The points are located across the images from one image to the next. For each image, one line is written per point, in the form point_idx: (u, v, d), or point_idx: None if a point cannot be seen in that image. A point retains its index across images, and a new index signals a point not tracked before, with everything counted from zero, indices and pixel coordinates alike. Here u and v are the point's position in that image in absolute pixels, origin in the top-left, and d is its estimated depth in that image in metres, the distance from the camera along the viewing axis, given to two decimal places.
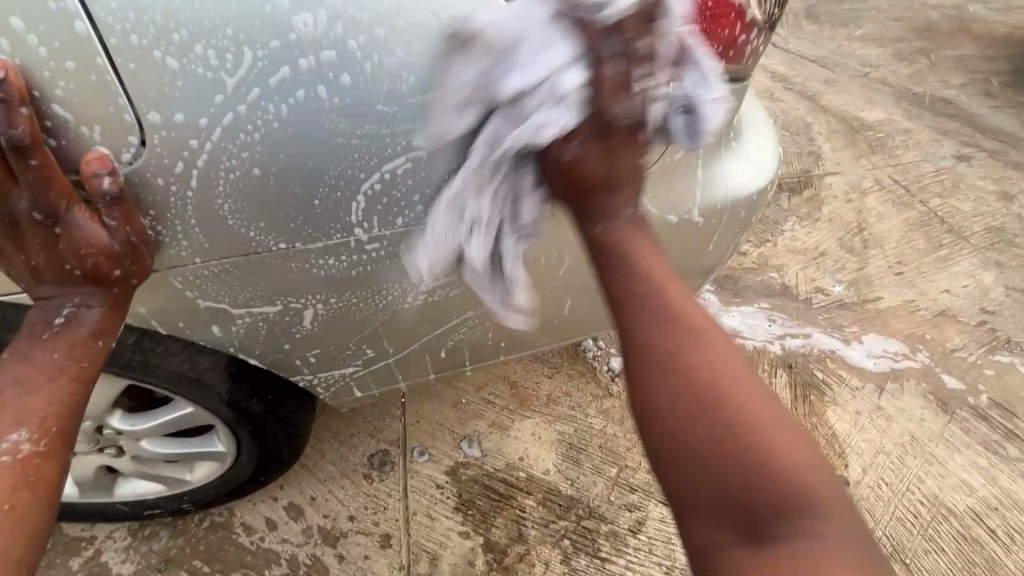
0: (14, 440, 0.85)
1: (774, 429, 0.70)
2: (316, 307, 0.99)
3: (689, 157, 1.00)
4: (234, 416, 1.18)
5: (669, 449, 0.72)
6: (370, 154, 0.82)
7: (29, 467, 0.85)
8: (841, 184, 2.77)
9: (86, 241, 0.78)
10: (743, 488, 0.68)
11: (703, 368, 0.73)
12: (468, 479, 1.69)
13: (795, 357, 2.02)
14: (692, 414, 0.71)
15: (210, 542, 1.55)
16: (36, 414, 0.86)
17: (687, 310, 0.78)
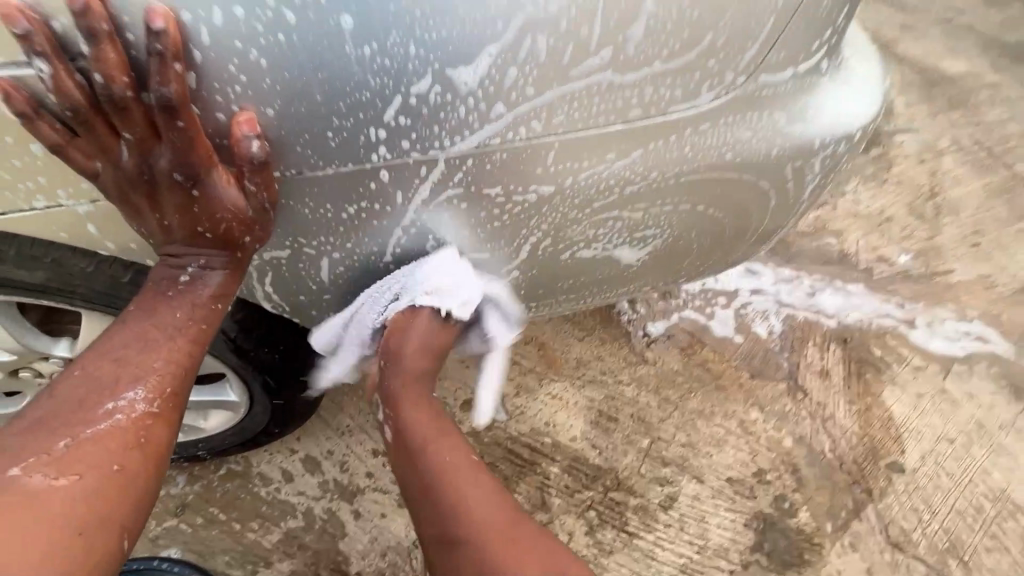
0: (134, 397, 0.76)
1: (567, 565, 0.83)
2: (333, 254, 0.82)
3: (787, 81, 0.80)
4: (246, 366, 1.09)
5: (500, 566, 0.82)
6: (402, 79, 0.66)
7: (147, 431, 0.76)
8: (913, 144, 2.49)
9: (222, 207, 0.71)
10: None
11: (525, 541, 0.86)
12: (491, 442, 1.60)
13: (851, 332, 1.84)
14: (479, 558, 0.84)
15: (226, 491, 1.51)
16: (155, 373, 0.78)
17: (422, 427, 0.99)
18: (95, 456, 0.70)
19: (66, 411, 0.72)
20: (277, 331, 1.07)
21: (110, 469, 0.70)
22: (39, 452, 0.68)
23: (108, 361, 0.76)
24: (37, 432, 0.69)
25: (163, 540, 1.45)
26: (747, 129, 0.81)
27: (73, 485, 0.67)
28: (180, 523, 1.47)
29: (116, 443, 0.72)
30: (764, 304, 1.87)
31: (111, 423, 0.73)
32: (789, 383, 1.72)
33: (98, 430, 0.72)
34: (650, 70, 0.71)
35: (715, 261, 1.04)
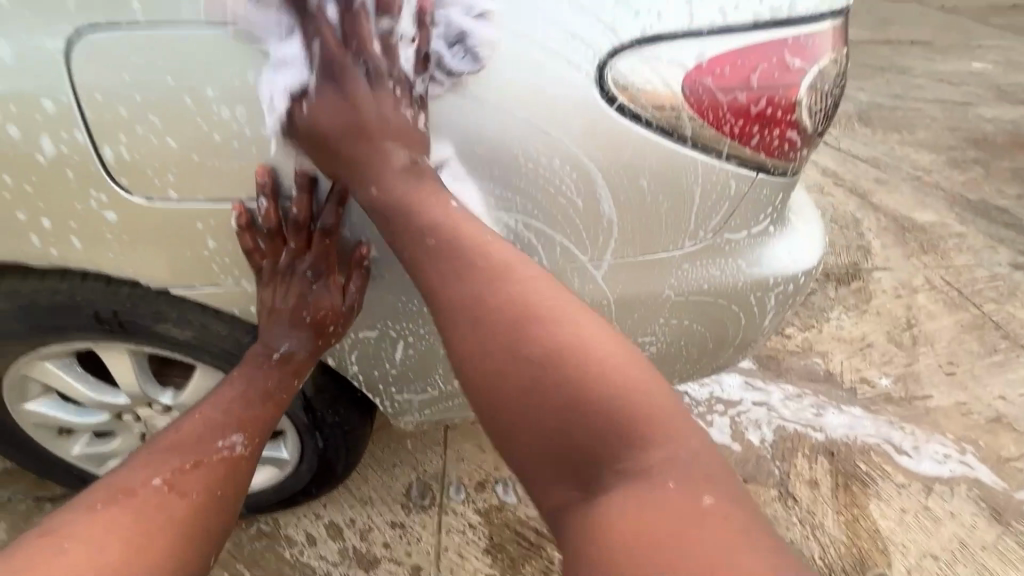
0: (231, 442, 1.02)
1: (622, 373, 0.74)
2: (408, 338, 1.07)
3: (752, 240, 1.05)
4: (310, 423, 1.31)
5: (527, 420, 0.75)
6: (424, 212, 0.85)
7: (233, 469, 1.01)
8: (890, 280, 2.80)
9: (325, 302, 0.99)
10: (583, 451, 0.72)
11: (557, 346, 0.76)
12: (501, 524, 1.72)
13: (838, 446, 2.00)
14: (523, 405, 0.75)
15: (253, 549, 1.64)
16: (251, 427, 1.05)
17: (534, 285, 0.81)
18: (204, 480, 0.96)
19: (179, 447, 0.98)
20: (341, 397, 1.29)
21: (213, 493, 0.95)
22: (162, 472, 0.93)
23: (216, 414, 1.04)
24: (160, 460, 0.95)
25: None
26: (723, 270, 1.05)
27: (182, 502, 0.90)
28: None
29: (216, 473, 0.98)
30: (756, 414, 2.06)
31: (216, 457, 1.00)
32: (780, 489, 1.86)
33: (207, 460, 0.98)
34: (656, 232, 0.96)
35: (702, 363, 1.27)
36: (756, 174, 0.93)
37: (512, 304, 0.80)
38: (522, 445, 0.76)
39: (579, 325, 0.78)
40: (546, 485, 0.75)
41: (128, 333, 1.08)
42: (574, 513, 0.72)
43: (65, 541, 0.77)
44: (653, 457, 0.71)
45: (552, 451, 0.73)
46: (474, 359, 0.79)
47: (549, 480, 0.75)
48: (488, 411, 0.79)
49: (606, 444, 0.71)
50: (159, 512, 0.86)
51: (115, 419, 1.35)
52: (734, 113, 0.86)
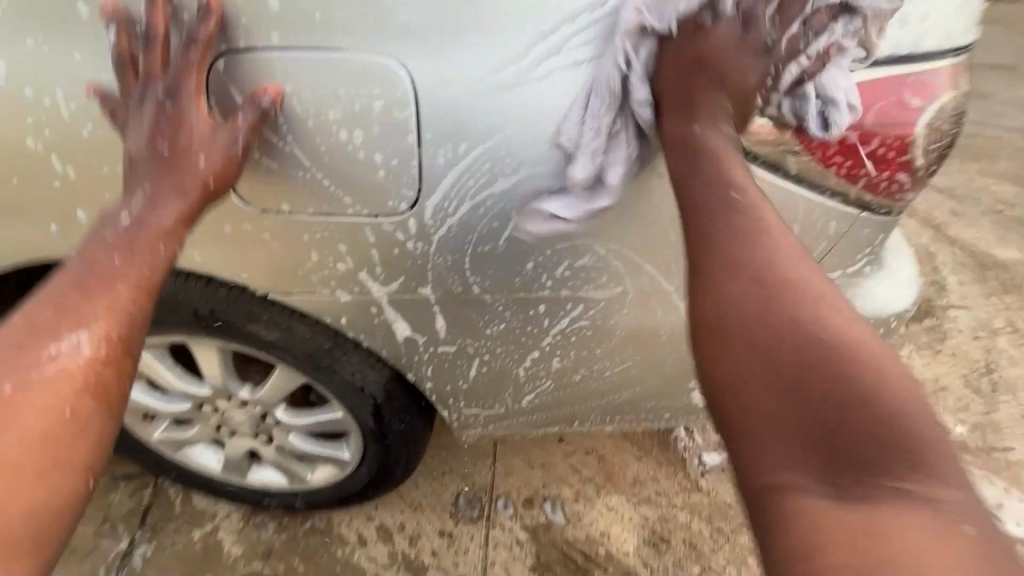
0: (77, 341, 0.75)
1: (882, 358, 0.64)
2: (484, 356, 1.08)
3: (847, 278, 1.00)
4: (376, 428, 1.34)
5: (781, 375, 0.65)
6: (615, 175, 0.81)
7: (106, 361, 0.77)
8: (967, 320, 2.63)
9: (196, 133, 0.77)
10: (831, 431, 0.61)
11: (819, 306, 0.68)
12: (548, 542, 1.72)
13: None
14: (773, 360, 0.66)
15: (307, 544, 1.68)
16: (95, 318, 0.76)
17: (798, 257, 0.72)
18: (38, 403, 0.72)
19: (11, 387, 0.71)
20: (407, 404, 1.32)
21: (58, 414, 0.73)
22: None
23: (76, 290, 0.77)
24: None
25: None
26: None
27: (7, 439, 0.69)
28: (265, 567, 1.63)
29: (61, 389, 0.74)
30: None
31: (54, 367, 0.74)
32: None
33: (41, 374, 0.73)
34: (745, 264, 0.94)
35: None
36: (857, 213, 0.90)
37: (773, 249, 0.72)
38: (760, 412, 0.65)
39: (821, 287, 0.70)
40: (771, 459, 0.63)
41: (220, 330, 1.14)
42: (799, 502, 0.60)
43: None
44: (924, 450, 0.59)
45: (795, 417, 0.63)
46: (699, 307, 0.73)
47: (776, 461, 0.63)
48: (724, 363, 0.69)
49: (874, 424, 0.60)
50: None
51: (195, 409, 1.42)
52: (846, 147, 0.83)
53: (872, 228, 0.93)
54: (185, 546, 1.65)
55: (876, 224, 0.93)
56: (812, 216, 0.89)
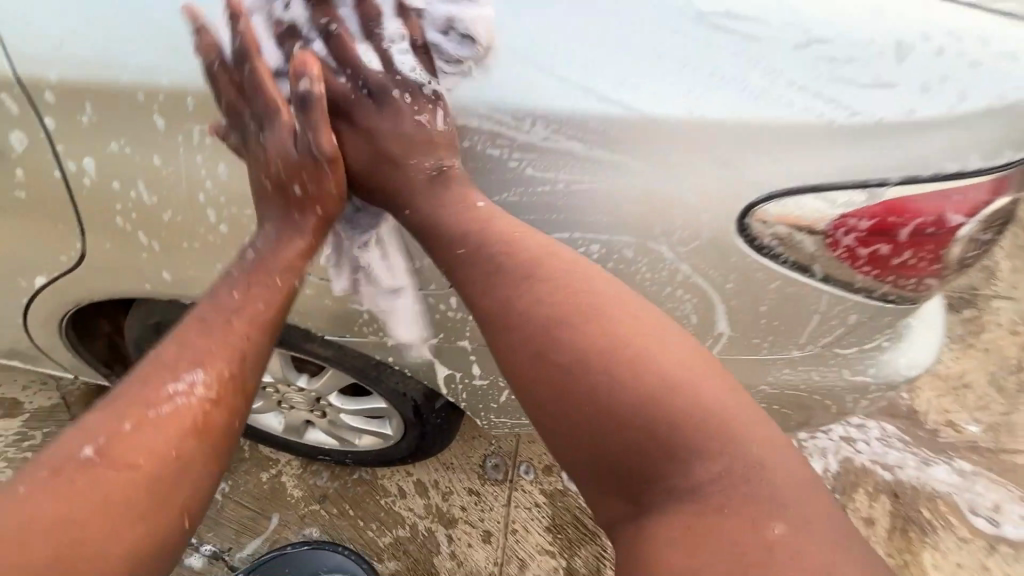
0: (192, 381, 0.81)
1: (709, 390, 0.69)
2: (513, 386, 1.18)
3: (865, 350, 1.03)
4: (416, 420, 1.52)
5: (534, 371, 0.75)
6: (462, 226, 0.82)
7: (202, 416, 0.80)
8: (1010, 313, 2.56)
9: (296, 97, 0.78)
10: (625, 432, 0.67)
11: (546, 301, 0.76)
12: (563, 507, 1.93)
13: (904, 488, 2.01)
14: (585, 375, 0.71)
15: (355, 492, 1.92)
16: (214, 360, 0.83)
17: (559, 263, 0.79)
18: (154, 442, 0.76)
19: (124, 423, 0.76)
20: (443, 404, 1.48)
21: (168, 452, 0.76)
22: (100, 440, 0.74)
23: (199, 329, 0.85)
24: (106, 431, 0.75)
25: (308, 518, 1.87)
26: (826, 373, 1.06)
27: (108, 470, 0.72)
28: (320, 508, 1.89)
29: (176, 429, 0.78)
30: (824, 442, 2.07)
31: (171, 406, 0.79)
32: None
33: (159, 414, 0.78)
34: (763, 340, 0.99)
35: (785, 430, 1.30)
36: (881, 303, 0.92)
37: (564, 269, 0.79)
38: (573, 421, 0.71)
39: (609, 302, 0.76)
40: (580, 468, 0.71)
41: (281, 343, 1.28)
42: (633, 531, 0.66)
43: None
44: (728, 491, 0.63)
45: (593, 446, 0.69)
46: (511, 313, 0.78)
47: (604, 492, 0.70)
48: (514, 367, 0.76)
49: (652, 436, 0.66)
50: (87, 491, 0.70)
51: (259, 389, 1.62)
52: (873, 254, 0.84)
53: (896, 312, 0.95)
54: (256, 484, 1.93)
55: (899, 310, 0.95)
56: (835, 304, 0.92)
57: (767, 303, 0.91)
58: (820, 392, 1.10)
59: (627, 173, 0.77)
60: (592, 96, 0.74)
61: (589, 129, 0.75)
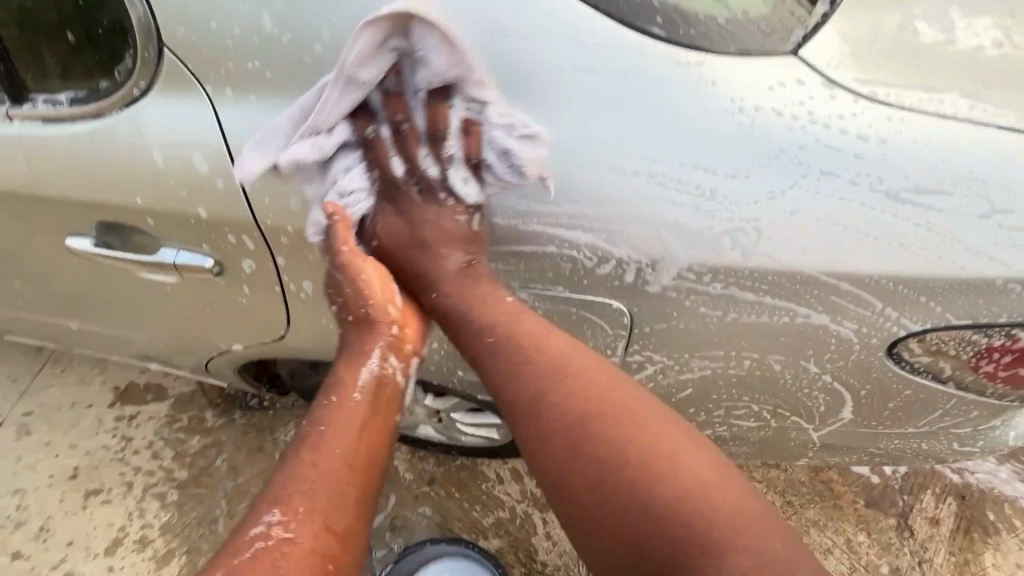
0: (268, 524, 0.75)
1: (693, 463, 0.74)
2: None
3: (982, 428, 1.11)
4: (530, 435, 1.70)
5: (534, 447, 0.82)
6: (480, 322, 0.88)
7: (331, 538, 0.77)
8: None
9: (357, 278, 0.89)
10: (654, 527, 0.70)
11: (548, 383, 0.83)
12: None
13: (970, 491, 2.12)
14: (588, 442, 0.78)
15: (459, 477, 2.18)
16: (330, 463, 0.82)
17: (550, 347, 0.84)
18: (298, 560, 0.73)
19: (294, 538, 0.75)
20: None
21: (286, 553, 0.73)
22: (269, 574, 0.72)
23: (337, 422, 0.86)
24: (284, 552, 0.73)
25: (420, 499, 2.14)
26: (937, 444, 1.16)
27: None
28: (430, 490, 2.15)
29: (301, 555, 0.74)
30: None
31: (276, 536, 0.74)
32: (899, 520, 2.06)
33: (297, 513, 0.76)
34: (885, 423, 1.08)
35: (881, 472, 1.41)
36: (1008, 401, 1.00)
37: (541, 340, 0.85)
38: (586, 498, 0.76)
39: (629, 402, 0.79)
40: (606, 540, 0.74)
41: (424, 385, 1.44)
42: None
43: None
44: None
45: (624, 534, 0.72)
46: (509, 395, 0.85)
47: None
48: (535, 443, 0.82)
49: (681, 543, 0.69)
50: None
51: None
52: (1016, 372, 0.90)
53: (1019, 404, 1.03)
54: None
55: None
56: (964, 402, 1.00)
57: (896, 402, 1.01)
58: (927, 456, 1.20)
59: (781, 312, 0.84)
60: (771, 251, 0.77)
61: (752, 278, 0.80)
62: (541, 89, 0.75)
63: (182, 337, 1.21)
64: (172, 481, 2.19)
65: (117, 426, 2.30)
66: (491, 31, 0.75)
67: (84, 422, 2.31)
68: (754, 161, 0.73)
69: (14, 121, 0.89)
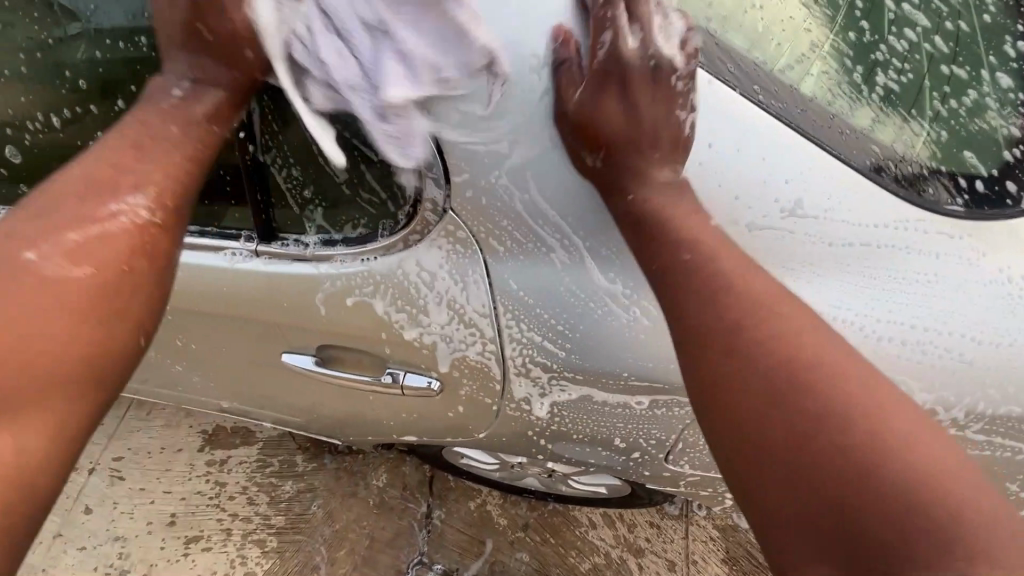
0: (131, 203, 0.73)
1: (892, 418, 0.59)
2: None
3: None
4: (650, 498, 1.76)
5: (704, 371, 0.68)
6: (656, 249, 0.73)
7: (155, 239, 0.75)
8: None
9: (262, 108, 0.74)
10: (847, 424, 0.59)
11: (755, 319, 0.67)
12: (735, 541, 2.21)
13: None
14: (753, 375, 0.64)
15: (553, 522, 2.23)
16: (56, 281, 0.67)
17: (735, 270, 0.70)
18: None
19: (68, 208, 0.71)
20: None
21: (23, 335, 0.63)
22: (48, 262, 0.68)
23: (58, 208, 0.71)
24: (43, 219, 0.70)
25: (516, 545, 2.18)
26: None
27: (78, 295, 0.68)
28: (525, 536, 2.20)
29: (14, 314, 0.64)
30: None
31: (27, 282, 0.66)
32: None
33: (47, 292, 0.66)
34: None
35: None
36: None
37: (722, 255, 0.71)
38: (774, 413, 0.62)
39: (813, 331, 0.66)
40: (772, 490, 0.60)
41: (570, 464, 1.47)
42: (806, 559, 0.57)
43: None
44: (904, 518, 0.54)
45: (824, 486, 0.57)
46: (693, 320, 0.70)
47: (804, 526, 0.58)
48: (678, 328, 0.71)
49: (850, 474, 0.57)
50: (75, 299, 0.67)
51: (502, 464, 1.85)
52: None
53: None
54: (466, 512, 2.25)
55: None
56: None
57: None
58: None
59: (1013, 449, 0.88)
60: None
61: (1000, 424, 0.83)
62: (845, 272, 0.77)
63: (363, 431, 1.23)
64: (269, 527, 2.21)
65: (210, 471, 2.32)
66: (796, 217, 0.73)
67: (177, 466, 2.32)
68: (999, 321, 0.77)
69: (260, 257, 0.91)
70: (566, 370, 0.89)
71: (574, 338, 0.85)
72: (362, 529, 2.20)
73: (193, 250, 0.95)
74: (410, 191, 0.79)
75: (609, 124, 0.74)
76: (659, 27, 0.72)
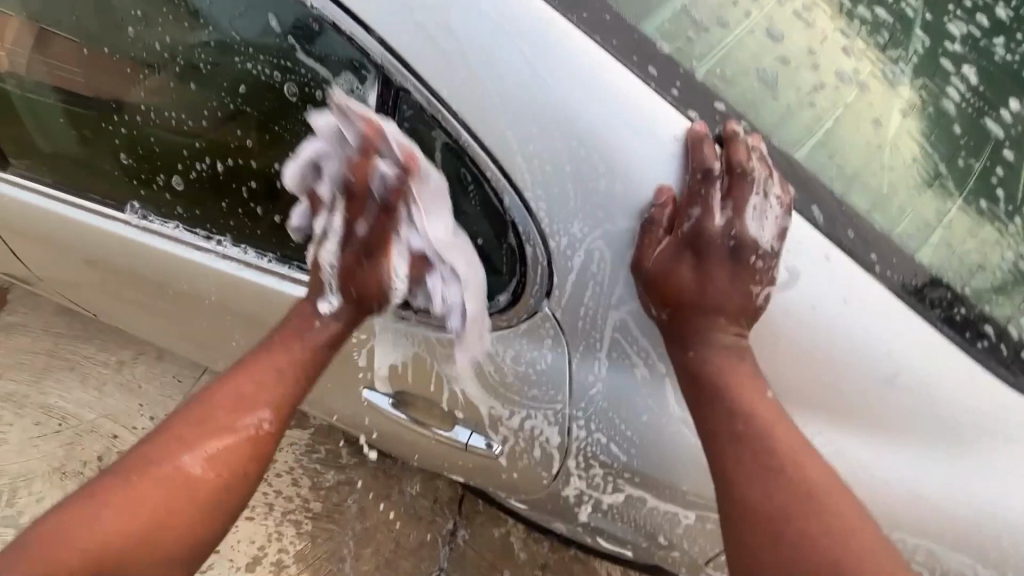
0: (260, 419, 0.87)
1: None
2: None
3: None
4: None
5: (744, 544, 0.71)
6: (719, 407, 0.74)
7: (266, 449, 0.88)
8: None
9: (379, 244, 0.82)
10: None
11: (793, 507, 0.69)
12: None
13: None
14: (783, 565, 0.68)
15: (571, 568, 2.25)
16: (207, 456, 0.84)
17: (781, 443, 0.72)
18: (161, 494, 0.80)
19: (218, 407, 0.87)
20: None
21: (175, 470, 0.82)
22: (183, 445, 0.84)
23: (199, 428, 0.86)
24: (198, 416, 0.87)
25: None
26: None
27: (217, 453, 0.85)
28: None
29: (157, 492, 0.80)
30: None
31: (178, 469, 0.82)
32: None
33: (160, 469, 0.82)
34: None
35: None
36: None
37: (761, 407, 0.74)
38: None
39: (852, 517, 0.68)
40: None
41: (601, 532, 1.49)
42: None
43: (26, 537, 0.74)
44: None
45: None
46: (741, 492, 0.72)
47: None
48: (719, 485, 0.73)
49: None
50: (175, 515, 0.80)
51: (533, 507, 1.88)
52: None
53: None
54: (489, 539, 2.30)
55: None
56: None
57: None
58: None
59: None
60: None
61: None
62: (930, 444, 0.76)
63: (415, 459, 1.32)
64: (307, 510, 2.35)
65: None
66: (889, 387, 0.73)
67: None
68: None
69: None
70: (628, 471, 0.92)
71: (642, 446, 0.88)
72: (389, 532, 2.30)
73: (309, 286, 1.01)
74: (508, 290, 0.85)
75: (679, 288, 0.73)
76: (754, 208, 0.70)
